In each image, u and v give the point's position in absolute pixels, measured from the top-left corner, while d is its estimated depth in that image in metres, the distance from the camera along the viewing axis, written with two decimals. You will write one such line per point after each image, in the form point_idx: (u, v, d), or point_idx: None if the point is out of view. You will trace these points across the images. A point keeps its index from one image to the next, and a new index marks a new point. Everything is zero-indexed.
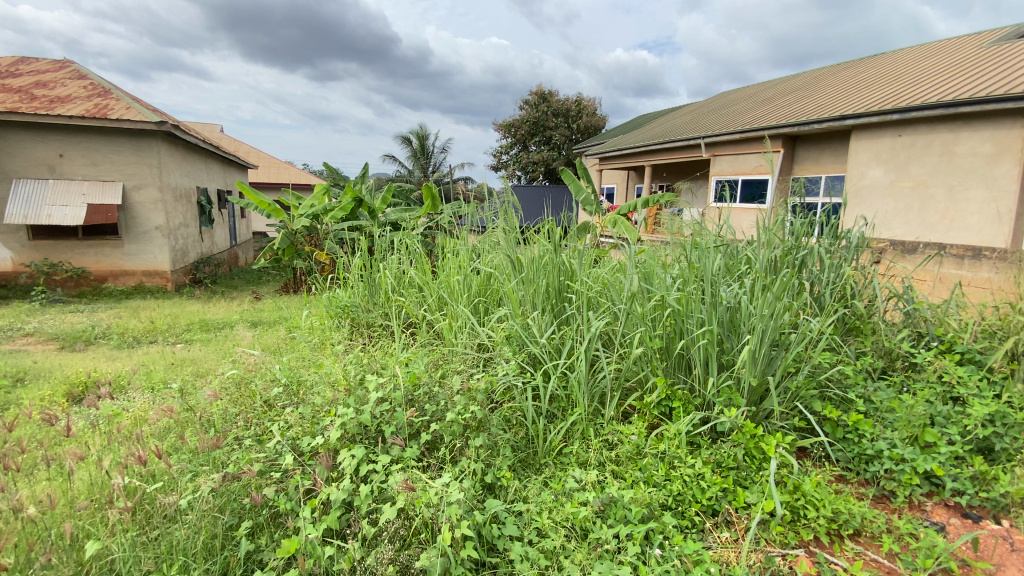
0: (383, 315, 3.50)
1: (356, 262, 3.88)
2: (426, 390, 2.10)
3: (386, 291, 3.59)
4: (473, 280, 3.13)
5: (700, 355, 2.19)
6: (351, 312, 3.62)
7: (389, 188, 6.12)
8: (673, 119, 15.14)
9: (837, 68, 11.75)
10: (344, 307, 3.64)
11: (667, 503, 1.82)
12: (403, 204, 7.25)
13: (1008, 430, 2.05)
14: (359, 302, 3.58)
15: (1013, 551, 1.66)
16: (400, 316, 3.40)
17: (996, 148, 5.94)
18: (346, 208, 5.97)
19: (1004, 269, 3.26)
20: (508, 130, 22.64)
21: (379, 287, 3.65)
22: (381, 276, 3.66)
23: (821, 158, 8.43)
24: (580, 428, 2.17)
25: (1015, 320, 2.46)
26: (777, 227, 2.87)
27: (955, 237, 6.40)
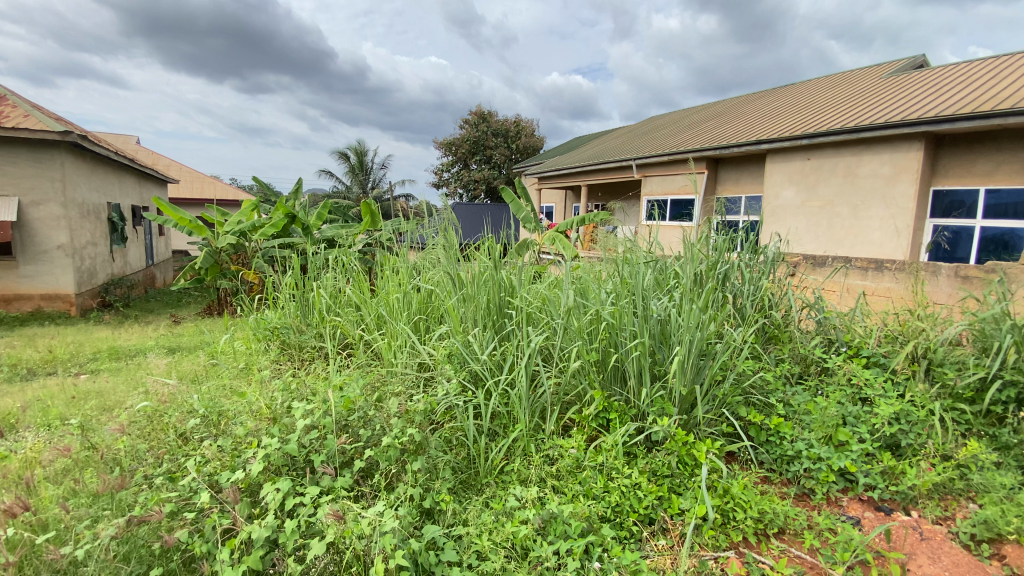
0: (317, 336, 3.34)
1: (288, 281, 3.69)
2: (361, 415, 2.01)
3: (320, 311, 3.43)
4: (413, 297, 3.06)
5: (635, 367, 2.26)
6: (282, 334, 3.42)
7: (325, 204, 5.91)
8: (608, 141, 15.81)
9: (752, 97, 12.81)
10: (274, 329, 3.43)
11: (606, 515, 1.84)
12: (340, 221, 7.01)
13: (911, 427, 2.24)
14: (291, 323, 3.39)
15: (921, 539, 1.80)
16: (336, 337, 3.25)
17: (893, 169, 6.64)
18: (278, 225, 5.62)
19: (899, 278, 3.63)
20: (448, 149, 22.67)
21: (313, 307, 3.49)
22: (315, 296, 3.51)
23: (741, 179, 9.09)
24: (521, 444, 2.16)
25: (911, 326, 2.72)
26: (703, 243, 3.04)
27: (860, 251, 7.09)
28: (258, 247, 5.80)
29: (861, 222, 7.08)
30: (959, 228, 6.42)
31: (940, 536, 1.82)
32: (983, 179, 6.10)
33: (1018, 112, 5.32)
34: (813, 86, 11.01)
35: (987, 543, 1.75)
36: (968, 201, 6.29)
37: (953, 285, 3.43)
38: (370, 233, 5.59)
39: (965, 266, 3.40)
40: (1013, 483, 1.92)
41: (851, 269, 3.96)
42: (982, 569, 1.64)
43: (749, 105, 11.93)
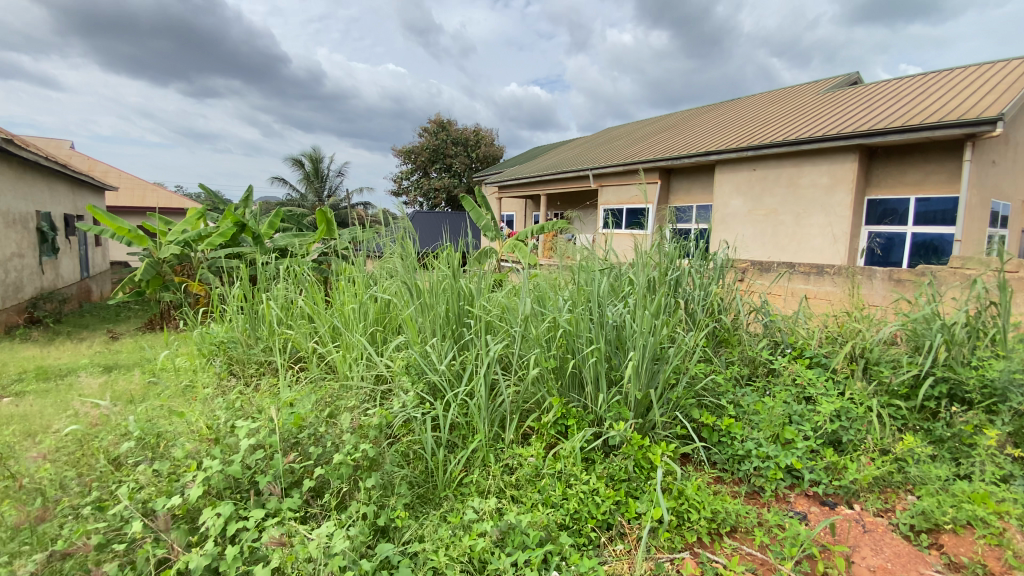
0: (267, 350, 3.19)
1: (235, 293, 3.52)
2: (312, 432, 1.92)
3: (270, 324, 3.29)
4: (369, 308, 2.97)
5: (592, 373, 2.28)
6: (228, 349, 3.25)
7: (277, 212, 5.68)
8: (566, 151, 16.09)
9: (701, 110, 13.37)
10: (221, 343, 3.25)
11: (564, 523, 1.83)
12: (294, 229, 6.75)
13: (852, 423, 2.36)
14: (239, 337, 3.24)
15: (864, 532, 1.89)
16: (287, 350, 3.12)
17: (831, 180, 7.06)
18: (226, 234, 5.32)
19: (838, 282, 3.84)
20: (407, 157, 22.44)
21: (262, 320, 3.34)
22: (264, 308, 3.37)
23: (692, 189, 9.44)
24: (480, 455, 2.13)
25: (849, 327, 2.88)
26: (656, 250, 3.11)
27: (803, 256, 7.48)
28: (205, 258, 5.51)
29: (802, 230, 7.48)
30: (891, 234, 6.87)
31: (881, 528, 1.91)
32: (914, 188, 6.55)
33: (939, 127, 5.75)
34: (756, 101, 11.61)
35: (924, 533, 1.85)
36: (900, 208, 6.73)
37: (886, 288, 3.66)
38: (325, 242, 5.42)
39: (896, 270, 3.64)
40: (944, 475, 2.05)
41: (794, 274, 4.17)
42: (920, 558, 1.73)
43: (699, 118, 12.44)
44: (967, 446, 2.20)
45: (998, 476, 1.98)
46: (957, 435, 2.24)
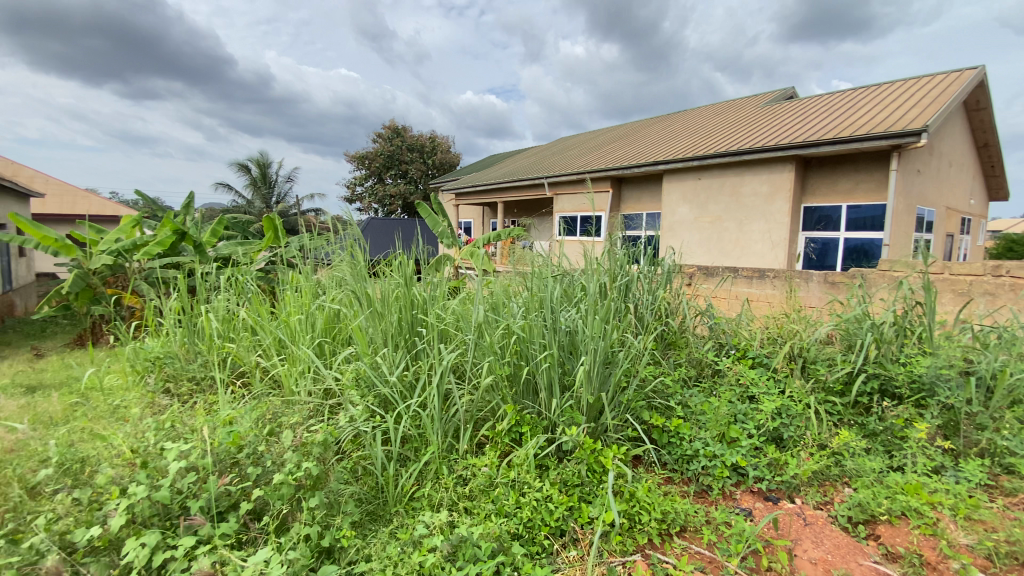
0: (206, 366, 2.99)
1: (172, 305, 3.29)
2: (252, 450, 1.81)
3: (210, 337, 3.09)
4: (317, 318, 2.85)
5: (545, 379, 2.27)
6: (165, 365, 3.01)
7: (220, 219, 5.36)
8: (522, 159, 16.24)
9: (651, 121, 13.85)
10: (156, 358, 3.02)
11: (517, 533, 1.81)
12: (239, 235, 6.33)
13: (791, 420, 2.47)
14: (177, 353, 3.02)
15: (805, 525, 1.97)
16: (229, 365, 2.95)
17: (770, 189, 7.45)
18: (164, 243, 4.91)
19: (778, 285, 4.03)
20: (361, 163, 21.95)
21: (201, 333, 3.14)
22: (203, 320, 3.16)
23: (643, 197, 9.72)
24: (432, 468, 2.07)
25: (788, 328, 3.03)
26: (606, 257, 3.16)
27: (746, 261, 7.85)
28: (141, 269, 5.13)
29: (745, 236, 7.85)
30: (826, 240, 7.31)
31: (821, 520, 2.00)
32: (845, 196, 7.00)
33: (864, 139, 6.19)
34: (702, 113, 12.14)
35: (862, 524, 1.94)
36: (834, 216, 7.18)
37: (822, 290, 3.87)
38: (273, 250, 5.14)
39: (830, 273, 3.86)
40: (876, 466, 2.18)
41: (738, 278, 4.35)
42: (858, 549, 1.82)
43: (648, 129, 12.87)
44: (897, 438, 2.35)
45: (927, 467, 2.13)
46: (888, 428, 2.39)
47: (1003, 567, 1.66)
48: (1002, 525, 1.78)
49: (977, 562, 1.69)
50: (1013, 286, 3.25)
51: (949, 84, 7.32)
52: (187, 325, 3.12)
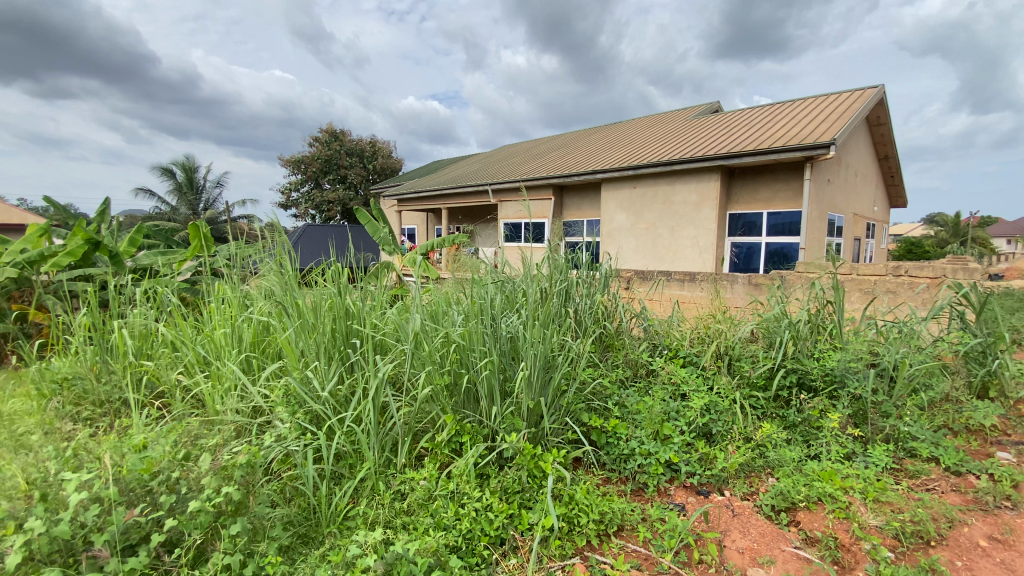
0: (122, 387, 2.67)
1: (82, 320, 2.94)
2: (167, 477, 1.64)
3: (126, 354, 2.78)
4: (244, 331, 2.65)
5: (486, 387, 2.24)
6: (75, 388, 2.67)
7: (139, 226, 4.79)
8: (464, 166, 16.20)
9: (589, 131, 14.26)
10: (64, 380, 2.68)
11: (456, 545, 1.76)
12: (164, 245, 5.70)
13: (719, 415, 2.59)
14: (89, 373, 2.66)
15: (733, 515, 2.06)
16: (147, 386, 2.68)
17: (699, 197, 7.86)
18: (75, 253, 4.29)
19: (707, 287, 4.25)
20: (297, 167, 21.02)
21: (116, 350, 2.82)
22: (117, 335, 2.83)
23: (583, 205, 9.98)
24: (368, 484, 1.99)
25: (714, 327, 3.19)
26: (544, 264, 3.18)
27: (679, 265, 8.25)
28: (49, 281, 4.48)
29: (677, 242, 8.26)
30: (750, 245, 7.81)
31: (748, 510, 2.10)
32: (765, 204, 7.52)
33: (783, 150, 6.65)
34: (636, 124, 12.65)
35: (784, 511, 2.06)
36: (757, 222, 7.68)
37: (746, 291, 4.12)
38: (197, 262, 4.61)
39: (753, 275, 4.11)
40: (795, 456, 2.33)
41: (671, 281, 4.54)
42: (781, 535, 1.93)
43: (587, 138, 13.24)
44: (814, 428, 2.53)
45: (840, 454, 2.30)
46: (806, 419, 2.57)
47: (909, 545, 1.81)
48: (906, 505, 1.96)
49: (886, 541, 1.83)
50: (910, 284, 3.59)
51: (851, 102, 8.05)
52: (98, 341, 2.78)
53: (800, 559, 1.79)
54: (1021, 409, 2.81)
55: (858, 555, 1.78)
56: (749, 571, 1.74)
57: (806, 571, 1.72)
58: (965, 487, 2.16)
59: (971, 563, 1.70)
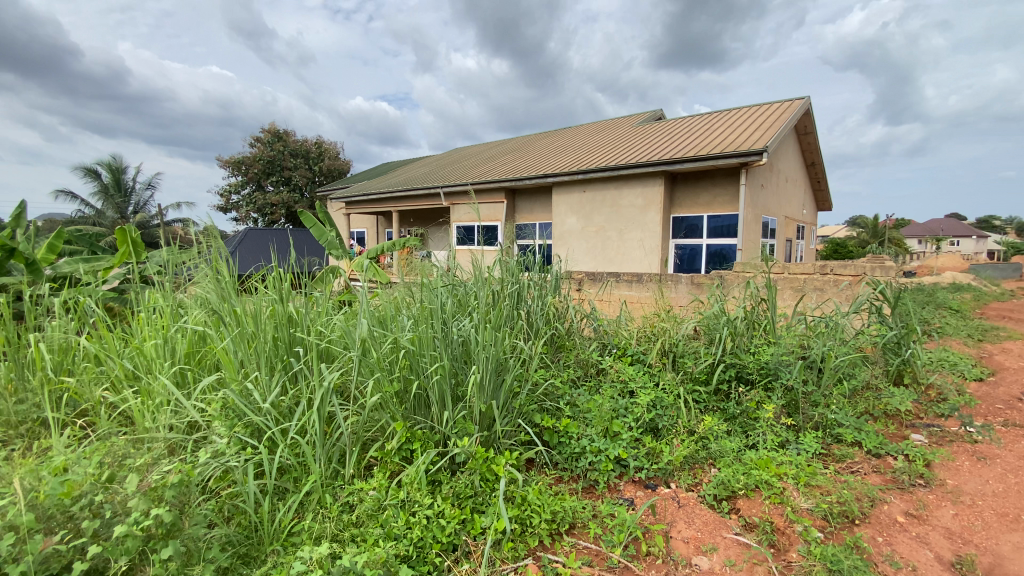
0: (39, 407, 2.41)
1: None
2: (90, 499, 1.49)
3: (45, 372, 2.51)
4: (177, 343, 2.45)
5: (437, 393, 2.20)
6: None
7: (60, 231, 4.28)
8: (414, 169, 15.99)
9: (539, 136, 14.44)
10: None
11: (406, 554, 1.72)
12: (88, 252, 5.17)
13: (665, 411, 2.68)
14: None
15: (678, 507, 2.13)
16: (69, 405, 2.43)
17: (645, 201, 8.14)
18: None
19: (652, 288, 4.39)
20: (236, 168, 19.99)
21: (33, 366, 2.54)
22: (34, 351, 2.55)
23: (535, 208, 10.09)
24: (314, 497, 1.91)
25: (659, 326, 3.30)
26: (496, 267, 3.18)
27: (627, 267, 8.51)
28: None
29: (625, 244, 8.51)
30: (692, 246, 8.16)
31: (692, 501, 2.18)
32: (705, 208, 7.89)
33: (721, 155, 6.98)
34: (584, 129, 12.93)
35: (725, 500, 2.15)
36: (698, 224, 8.03)
37: (688, 290, 4.29)
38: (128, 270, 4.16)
39: (695, 275, 4.29)
40: (734, 446, 2.45)
41: (620, 281, 4.66)
42: (723, 523, 2.02)
43: (537, 142, 13.40)
44: (752, 419, 2.67)
45: (775, 443, 2.45)
46: (745, 410, 2.71)
47: (836, 525, 1.93)
48: (834, 488, 2.10)
49: (816, 522, 1.95)
50: (834, 282, 3.86)
51: (781, 112, 8.59)
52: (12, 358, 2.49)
53: (739, 545, 1.87)
54: (929, 394, 3.09)
55: (792, 537, 1.89)
56: (693, 560, 1.81)
57: (746, 556, 1.80)
58: (884, 468, 2.35)
59: (891, 539, 1.85)
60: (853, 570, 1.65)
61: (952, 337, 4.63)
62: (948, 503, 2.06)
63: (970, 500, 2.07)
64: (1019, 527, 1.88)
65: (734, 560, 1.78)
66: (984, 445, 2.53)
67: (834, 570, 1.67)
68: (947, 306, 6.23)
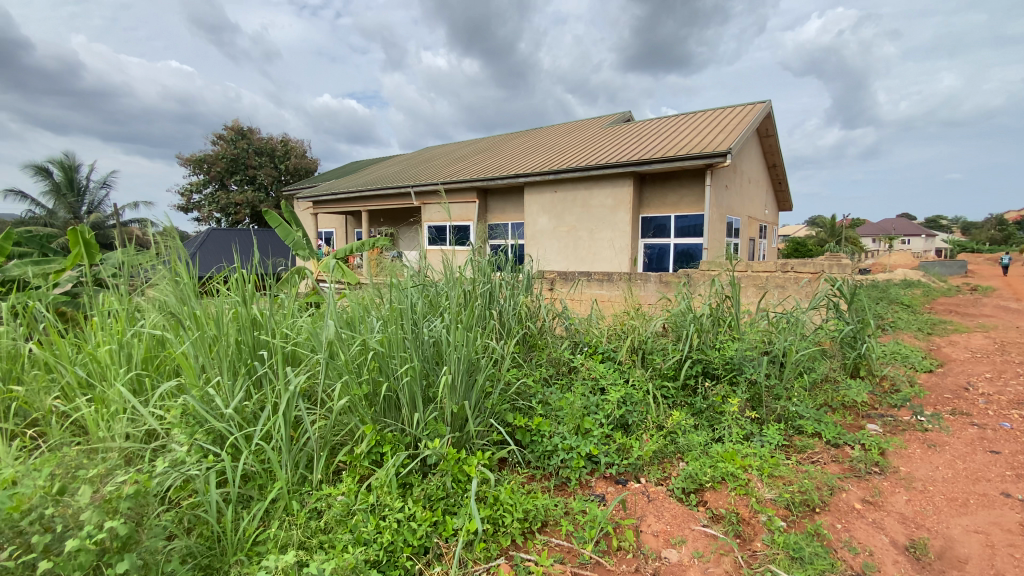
0: None
1: None
2: (39, 513, 1.40)
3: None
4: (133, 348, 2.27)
5: (407, 395, 2.17)
6: None
7: (7, 232, 3.99)
8: (384, 168, 15.76)
9: (510, 136, 14.46)
10: None
11: (376, 559, 1.69)
12: (37, 254, 4.85)
13: (635, 407, 2.72)
14: None
15: (648, 501, 2.17)
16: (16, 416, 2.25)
17: (614, 201, 8.25)
18: None
19: (622, 286, 4.46)
20: (198, 166, 19.27)
21: None
22: None
23: (507, 208, 10.10)
24: (280, 504, 1.85)
25: (629, 324, 3.35)
26: (467, 267, 3.15)
27: (598, 266, 8.62)
28: None
29: (596, 243, 8.62)
30: (661, 246, 8.33)
31: (662, 495, 2.22)
32: (673, 208, 8.06)
33: (688, 157, 7.13)
34: (555, 130, 13.02)
35: (693, 493, 2.20)
36: (666, 224, 8.19)
37: (657, 288, 4.37)
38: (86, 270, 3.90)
39: (664, 273, 4.38)
40: (701, 440, 2.51)
41: (591, 280, 4.70)
42: (691, 515, 2.06)
43: (508, 142, 13.40)
44: (718, 413, 2.74)
45: (740, 436, 2.52)
46: (711, 405, 2.78)
47: (798, 514, 2.00)
48: (795, 478, 2.18)
49: (780, 512, 2.02)
50: (795, 279, 3.99)
51: (744, 115, 8.85)
52: None
53: (707, 536, 1.92)
54: (883, 385, 3.24)
55: (756, 527, 1.94)
56: (663, 553, 1.84)
57: (712, 547, 1.85)
58: (842, 457, 2.44)
59: (849, 525, 1.93)
60: (814, 557, 1.72)
61: (903, 330, 4.87)
62: (902, 489, 2.16)
63: (922, 486, 2.18)
64: (966, 510, 1.99)
65: (702, 552, 1.82)
66: (933, 433, 2.67)
67: (796, 558, 1.73)
68: (898, 302, 6.56)
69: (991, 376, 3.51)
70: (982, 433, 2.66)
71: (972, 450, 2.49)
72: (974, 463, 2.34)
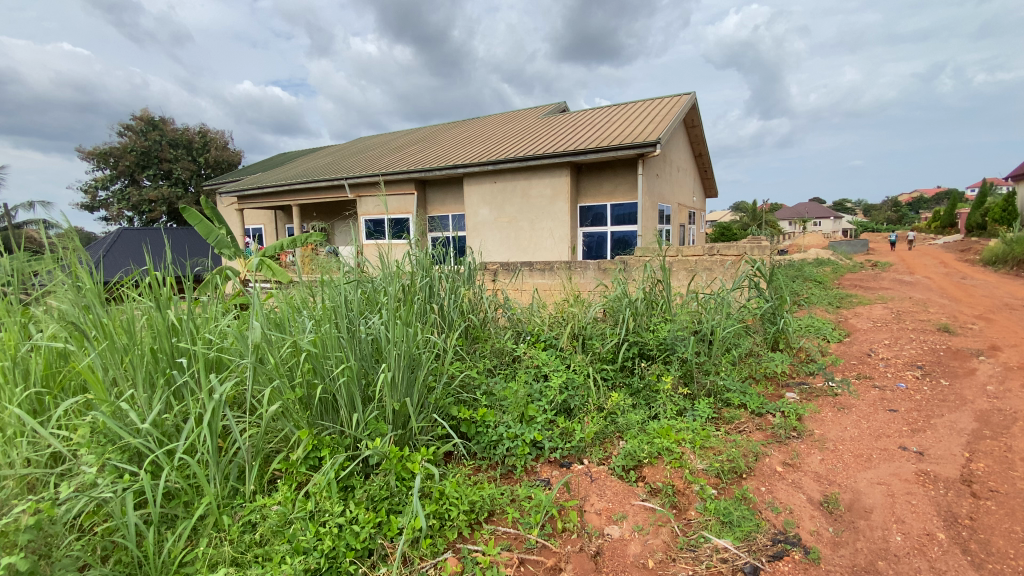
0: None
1: None
2: None
3: None
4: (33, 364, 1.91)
5: (344, 396, 2.08)
6: None
7: None
8: (318, 159, 15.04)
9: (448, 126, 14.21)
10: None
11: (316, 568, 1.63)
12: None
13: (575, 393, 2.77)
14: None
15: (591, 481, 2.23)
16: None
17: (553, 191, 8.36)
18: None
19: (562, 275, 4.54)
20: (103, 159, 17.45)
21: None
22: None
23: (447, 199, 9.99)
24: (207, 523, 1.71)
25: (568, 311, 3.43)
26: (405, 260, 3.04)
27: (539, 255, 8.76)
28: None
29: (536, 233, 8.72)
30: (599, 234, 8.57)
31: (604, 474, 2.29)
32: (609, 196, 8.29)
33: (621, 146, 7.30)
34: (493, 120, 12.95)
35: (632, 470, 2.28)
36: (602, 213, 8.44)
37: (595, 275, 4.48)
38: None
39: (602, 261, 4.49)
40: (639, 418, 2.61)
41: (533, 270, 4.74)
42: (631, 491, 2.14)
43: (446, 133, 13.17)
44: (653, 391, 2.86)
45: (674, 411, 2.64)
46: (647, 384, 2.90)
47: (727, 481, 2.13)
48: (724, 447, 2.33)
49: (710, 480, 2.14)
50: (720, 262, 4.17)
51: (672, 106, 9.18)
52: None
53: (645, 510, 2.00)
54: (800, 356, 3.52)
55: (690, 497, 2.05)
56: (606, 530, 1.91)
57: (651, 519, 1.94)
58: (765, 425, 2.62)
59: (771, 487, 2.08)
60: (741, 520, 1.85)
61: (817, 305, 5.31)
62: (817, 450, 2.37)
63: (834, 445, 2.40)
64: (869, 464, 2.22)
65: (641, 526, 1.90)
66: (843, 396, 2.95)
67: (726, 522, 1.85)
68: (812, 279, 7.13)
69: (889, 342, 3.92)
70: (882, 393, 2.97)
71: (874, 409, 2.77)
72: (876, 421, 2.61)
